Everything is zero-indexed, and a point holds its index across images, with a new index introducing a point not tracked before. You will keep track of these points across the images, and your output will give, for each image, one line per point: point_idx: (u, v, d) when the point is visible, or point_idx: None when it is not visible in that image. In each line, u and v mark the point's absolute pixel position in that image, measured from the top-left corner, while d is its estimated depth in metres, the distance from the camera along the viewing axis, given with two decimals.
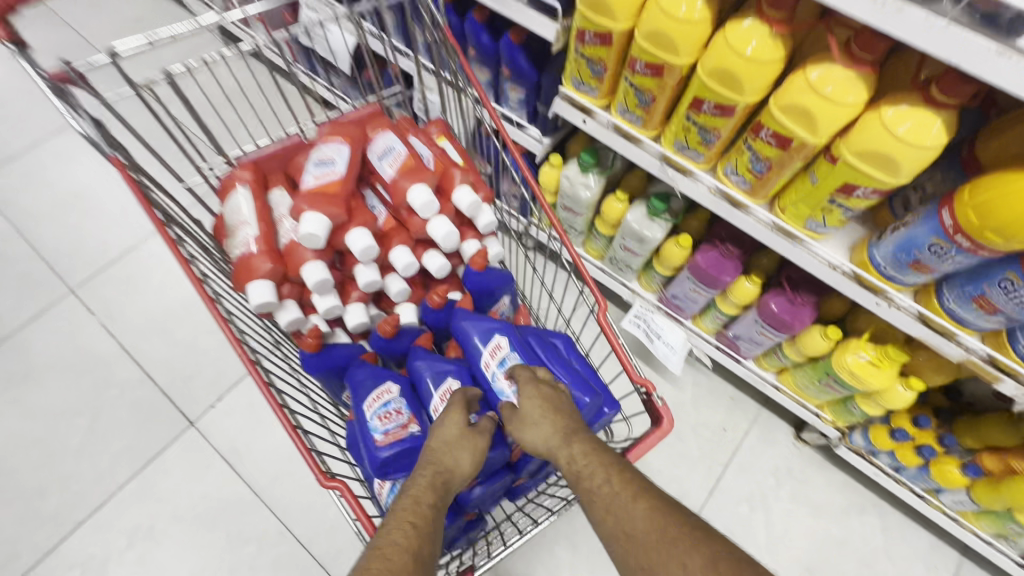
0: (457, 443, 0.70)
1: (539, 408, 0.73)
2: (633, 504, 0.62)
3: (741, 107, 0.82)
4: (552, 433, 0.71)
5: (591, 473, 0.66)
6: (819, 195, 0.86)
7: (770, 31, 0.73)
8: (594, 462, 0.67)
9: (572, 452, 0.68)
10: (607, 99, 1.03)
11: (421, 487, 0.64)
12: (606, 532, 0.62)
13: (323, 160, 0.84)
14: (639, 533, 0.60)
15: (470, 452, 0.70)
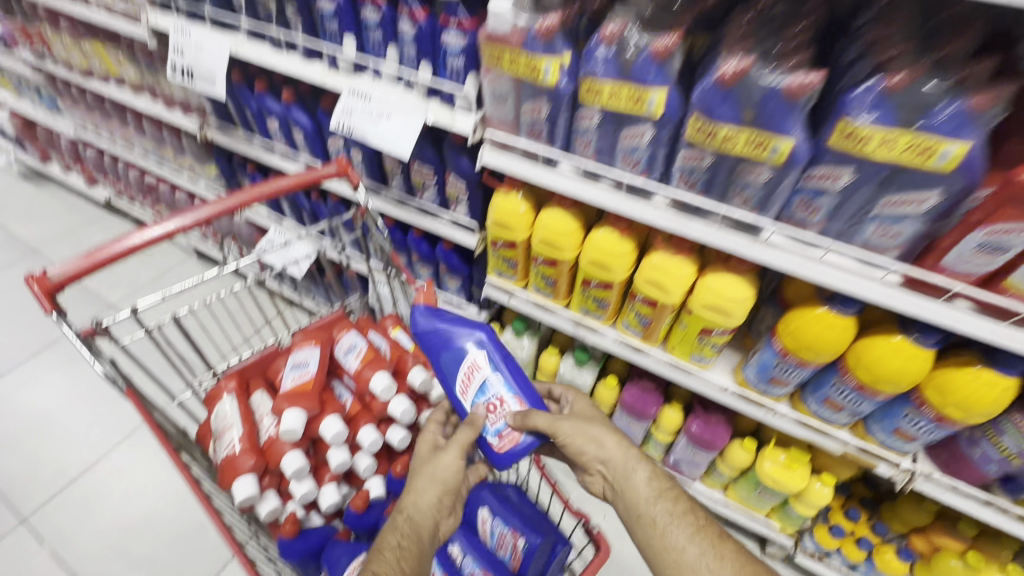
0: (432, 483, 0.88)
1: (609, 431, 0.97)
2: (713, 541, 0.82)
3: (617, 282, 1.12)
4: (624, 451, 0.94)
5: (661, 499, 0.88)
6: (692, 336, 1.11)
7: (621, 234, 1.06)
8: (654, 478, 0.91)
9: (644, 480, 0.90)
10: (524, 281, 1.32)
11: (405, 531, 0.83)
12: (663, 534, 0.83)
13: (298, 363, 1.03)
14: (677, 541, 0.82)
15: (444, 487, 0.89)
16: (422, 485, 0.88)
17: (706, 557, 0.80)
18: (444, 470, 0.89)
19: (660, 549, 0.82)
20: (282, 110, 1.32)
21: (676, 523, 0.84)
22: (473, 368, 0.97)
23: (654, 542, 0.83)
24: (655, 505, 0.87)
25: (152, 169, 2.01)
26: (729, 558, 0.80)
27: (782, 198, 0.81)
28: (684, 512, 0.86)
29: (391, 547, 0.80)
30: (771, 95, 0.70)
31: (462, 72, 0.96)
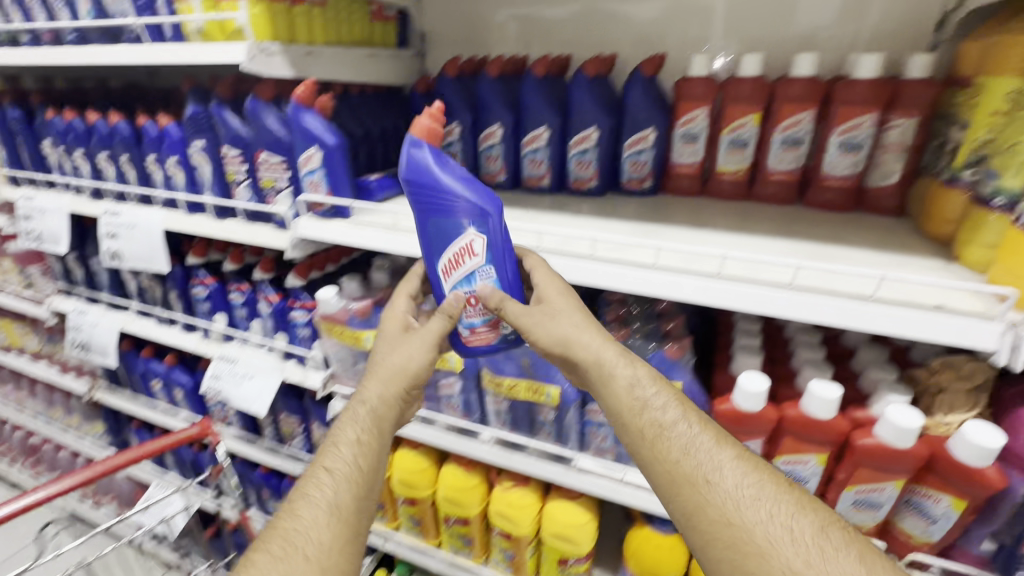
0: (392, 367, 0.79)
1: (580, 312, 0.72)
2: (718, 447, 0.64)
3: (474, 517, 1.13)
4: (607, 346, 0.70)
5: (653, 381, 0.69)
6: (554, 567, 1.09)
7: (468, 467, 1.11)
8: (654, 389, 0.68)
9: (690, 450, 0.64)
10: (396, 521, 1.28)
11: (362, 461, 0.75)
12: (701, 474, 0.62)
13: None
14: (726, 484, 0.61)
15: (410, 378, 0.79)
16: (385, 376, 0.79)
17: (706, 466, 0.63)
18: (402, 367, 0.79)
19: (698, 486, 0.62)
20: (165, 372, 1.41)
21: (695, 431, 0.65)
22: (465, 253, 0.75)
23: (654, 450, 0.65)
24: (645, 413, 0.67)
25: (38, 430, 1.95)
26: (730, 463, 0.63)
27: (575, 431, 0.92)
28: (698, 419, 0.67)
29: (342, 475, 0.73)
30: (533, 354, 0.87)
31: (309, 338, 1.12)
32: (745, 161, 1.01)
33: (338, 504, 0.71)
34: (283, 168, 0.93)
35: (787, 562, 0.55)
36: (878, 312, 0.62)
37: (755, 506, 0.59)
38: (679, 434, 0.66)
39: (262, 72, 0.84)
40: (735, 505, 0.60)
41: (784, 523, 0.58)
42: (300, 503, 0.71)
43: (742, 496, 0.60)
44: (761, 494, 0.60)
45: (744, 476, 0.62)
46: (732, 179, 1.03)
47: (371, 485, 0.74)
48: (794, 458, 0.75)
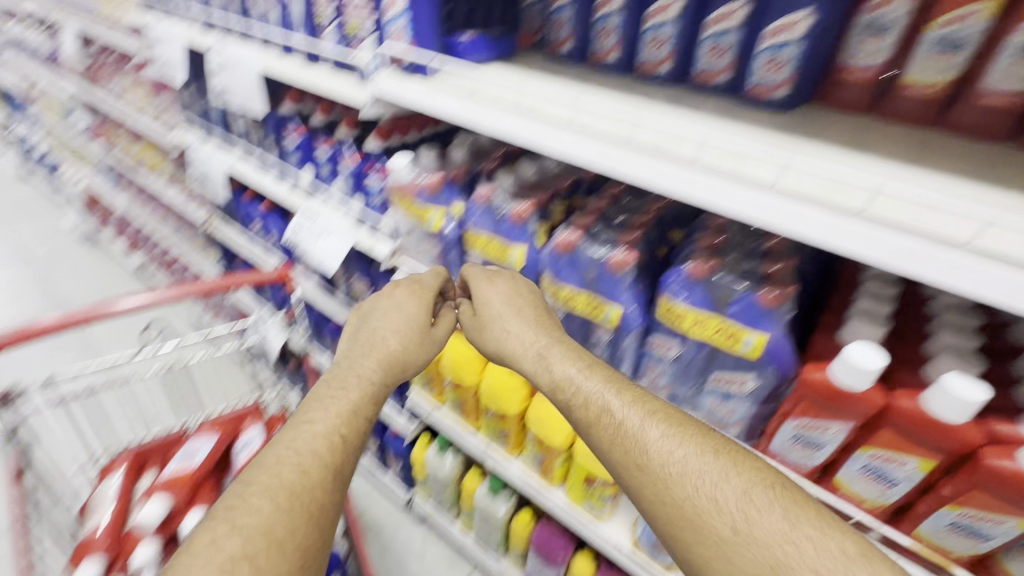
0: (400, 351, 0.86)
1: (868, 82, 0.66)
2: (649, 419, 0.63)
3: (513, 414, 1.12)
4: (534, 345, 0.76)
5: (572, 362, 0.72)
6: (581, 481, 1.07)
7: (514, 367, 1.09)
8: (581, 377, 0.70)
9: (615, 426, 0.64)
10: (442, 398, 1.34)
11: (365, 387, 0.78)
12: (631, 444, 0.62)
13: (188, 451, 1.08)
14: (654, 460, 0.60)
15: (416, 335, 0.89)
16: (397, 332, 0.87)
17: (635, 428, 0.62)
18: (415, 364, 0.87)
19: (629, 461, 0.61)
20: (261, 216, 1.51)
21: (626, 409, 0.65)
22: (787, 27, 0.74)
23: (594, 435, 0.66)
24: (563, 374, 0.71)
25: (170, 248, 2.26)
26: (657, 421, 0.62)
27: (630, 359, 0.83)
28: (619, 388, 0.68)
29: (332, 409, 0.73)
30: (600, 266, 0.77)
31: (382, 206, 1.09)
32: (952, 72, 0.71)
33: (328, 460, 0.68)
34: (369, 12, 0.87)
35: (721, 528, 0.53)
36: (973, 269, 0.46)
37: (682, 480, 0.57)
38: (608, 416, 0.65)
39: None
40: (666, 474, 0.58)
41: (720, 494, 0.55)
42: (290, 456, 0.66)
43: (670, 470, 0.58)
44: (688, 458, 0.59)
45: (668, 441, 0.60)
46: (922, 95, 0.76)
47: (357, 439, 0.73)
48: (887, 453, 0.61)
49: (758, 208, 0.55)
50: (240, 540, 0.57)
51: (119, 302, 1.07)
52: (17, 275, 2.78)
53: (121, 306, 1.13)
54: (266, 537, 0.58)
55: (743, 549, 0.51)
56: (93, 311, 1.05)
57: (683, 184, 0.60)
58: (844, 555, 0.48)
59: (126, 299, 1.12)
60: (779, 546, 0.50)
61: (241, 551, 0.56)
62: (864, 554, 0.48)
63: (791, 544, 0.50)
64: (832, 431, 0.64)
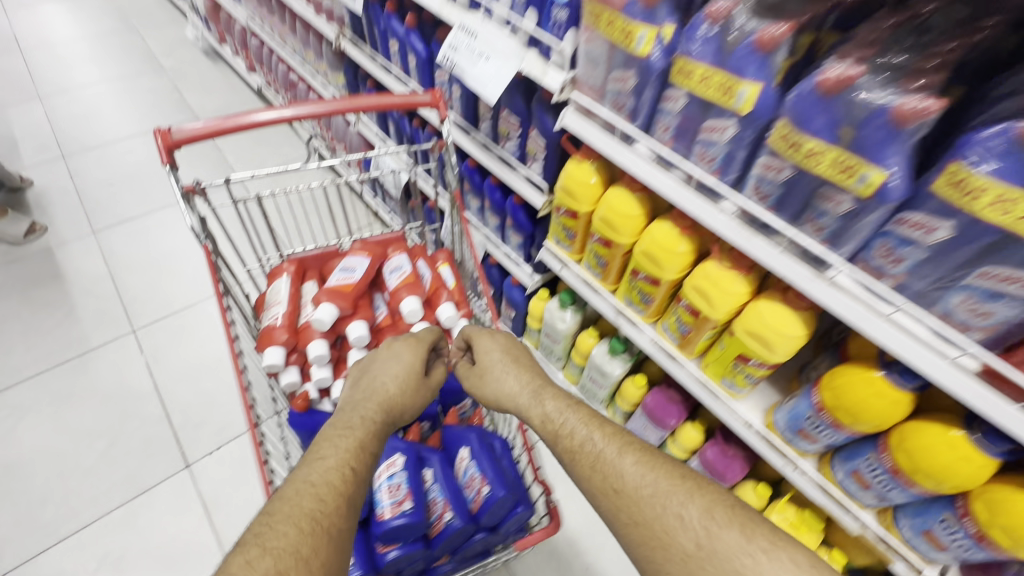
0: (400, 391, 0.86)
1: None
2: (620, 454, 0.74)
3: (665, 282, 1.07)
4: (524, 389, 0.88)
5: (559, 401, 0.84)
6: (728, 359, 1.04)
7: (681, 232, 1.00)
8: (567, 413, 0.82)
9: (584, 450, 0.76)
10: (579, 256, 1.31)
11: (369, 424, 0.78)
12: (606, 472, 0.72)
13: (347, 267, 1.12)
14: (629, 485, 0.70)
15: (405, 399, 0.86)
16: (391, 391, 0.85)
17: (613, 464, 0.73)
18: (402, 400, 0.86)
19: (607, 491, 0.71)
20: (403, 33, 1.38)
21: (592, 437, 0.77)
22: None
23: (575, 463, 0.76)
24: (558, 421, 0.82)
25: (294, 68, 2.22)
26: (629, 459, 0.73)
27: (861, 236, 0.71)
28: (588, 420, 0.80)
29: (341, 444, 0.73)
30: (873, 115, 0.61)
31: (565, 25, 0.94)
32: None
33: (350, 490, 0.67)
34: None
35: (682, 549, 0.64)
36: None
37: (651, 501, 0.68)
38: (584, 446, 0.77)
39: None
40: (639, 497, 0.69)
41: (685, 521, 0.66)
42: (325, 477, 0.67)
43: (642, 493, 0.69)
44: (652, 485, 0.70)
45: (641, 468, 0.72)
46: None
47: (368, 471, 0.72)
48: None
49: None
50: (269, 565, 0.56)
51: (266, 112, 1.04)
52: (152, 83, 2.90)
53: (267, 118, 1.10)
54: (295, 562, 0.57)
55: (710, 565, 0.62)
56: (253, 117, 1.02)
57: None
58: (793, 561, 0.60)
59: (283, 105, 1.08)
60: (742, 559, 0.61)
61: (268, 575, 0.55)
62: (797, 555, 0.61)
63: (748, 556, 0.61)
64: None
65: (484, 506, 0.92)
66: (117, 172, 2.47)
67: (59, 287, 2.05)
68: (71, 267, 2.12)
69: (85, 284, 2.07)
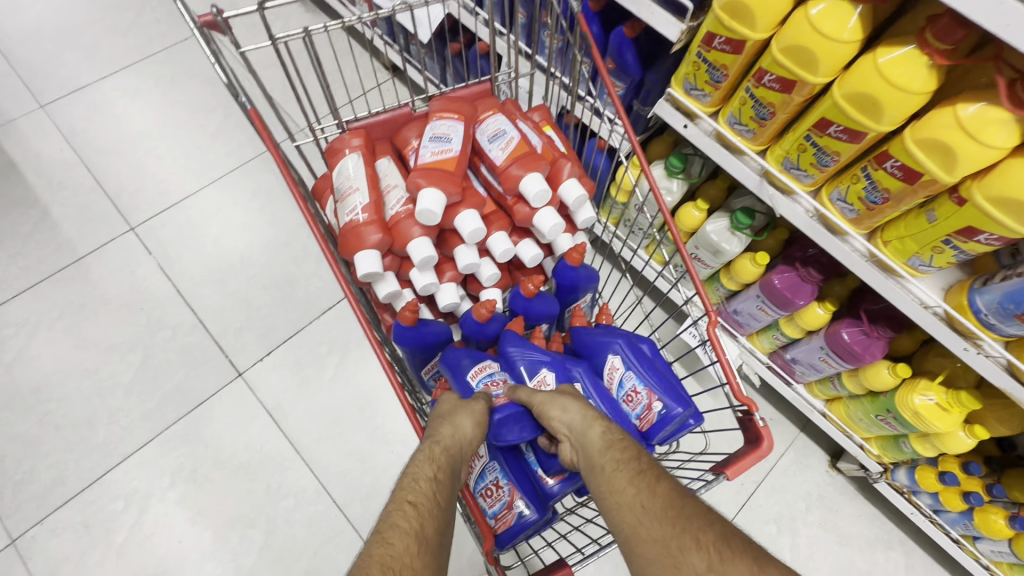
0: (460, 417, 0.72)
1: None
2: (654, 480, 0.63)
3: (870, 136, 0.81)
4: (577, 411, 0.72)
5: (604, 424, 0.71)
6: (936, 234, 0.83)
7: (924, 62, 0.71)
8: (604, 432, 0.70)
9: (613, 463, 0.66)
10: (716, 107, 1.01)
11: (441, 460, 0.66)
12: (629, 492, 0.62)
13: (438, 135, 0.83)
14: (657, 505, 0.60)
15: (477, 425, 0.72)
16: (451, 414, 0.72)
17: (649, 502, 0.61)
18: (470, 428, 0.72)
19: (624, 515, 0.61)
20: None
21: (621, 459, 0.66)
22: None
23: (599, 480, 0.66)
24: (597, 439, 0.69)
25: None
26: (659, 499, 0.61)
27: None
28: (621, 439, 0.69)
29: (411, 484, 0.63)
30: None
31: None
32: None
33: (425, 535, 0.57)
34: None
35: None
36: None
37: (672, 523, 0.59)
38: (615, 464, 0.66)
39: None
40: (667, 519, 0.59)
41: (698, 553, 0.56)
42: (396, 523, 0.57)
43: (668, 514, 0.59)
44: (673, 510, 0.60)
45: (668, 493, 0.62)
46: None
47: (442, 516, 0.61)
48: None
49: None
50: None
51: None
52: None
53: None
54: None
55: None
56: None
57: None
58: None
59: None
60: None
61: None
62: None
63: None
64: None
65: (657, 424, 0.80)
66: (45, 23, 1.91)
67: (22, 179, 1.68)
68: (29, 153, 1.72)
69: (53, 173, 1.70)
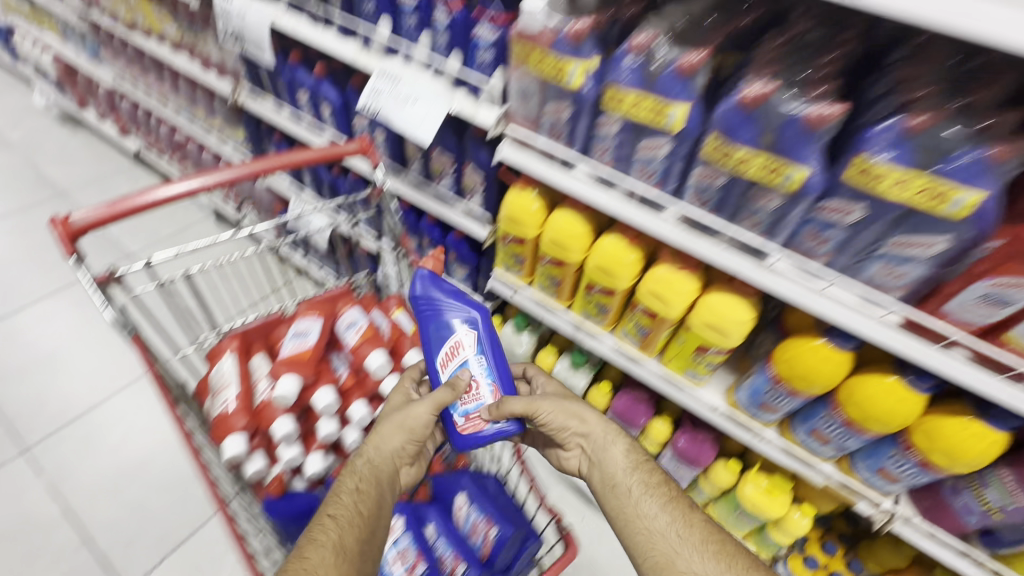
0: (391, 435, 0.89)
1: None
2: (691, 512, 0.87)
3: (620, 290, 1.12)
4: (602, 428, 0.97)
5: (630, 451, 0.95)
6: (688, 352, 1.12)
7: (629, 243, 1.06)
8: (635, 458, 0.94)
9: (641, 487, 0.89)
10: (529, 278, 1.34)
11: (368, 490, 0.83)
12: (658, 517, 0.85)
13: (299, 332, 1.05)
14: (688, 535, 0.83)
15: (408, 434, 0.90)
16: (387, 429, 0.90)
17: (677, 526, 0.84)
18: (397, 444, 0.89)
19: (652, 536, 0.83)
20: (313, 83, 1.34)
21: (647, 490, 0.89)
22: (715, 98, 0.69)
23: (628, 505, 0.87)
24: (620, 479, 0.91)
25: (181, 127, 2.05)
26: (685, 524, 0.84)
27: (793, 227, 0.80)
28: (649, 471, 0.93)
29: (339, 504, 0.80)
30: (790, 123, 0.70)
31: (491, 65, 0.97)
32: None
33: (343, 543, 0.74)
34: None
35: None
36: None
37: (701, 553, 0.80)
38: (642, 489, 0.89)
39: None
40: (703, 544, 0.81)
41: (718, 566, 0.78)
42: (314, 537, 0.74)
43: (700, 540, 0.82)
44: (703, 539, 0.82)
45: (684, 526, 0.84)
46: None
47: (366, 526, 0.78)
48: None
49: None
50: None
51: (168, 190, 0.94)
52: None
53: (173, 190, 1.00)
54: None
55: None
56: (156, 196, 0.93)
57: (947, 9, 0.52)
58: None
59: (197, 175, 1.00)
60: None
61: None
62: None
63: None
64: None
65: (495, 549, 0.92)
66: None
67: None
68: None
69: None
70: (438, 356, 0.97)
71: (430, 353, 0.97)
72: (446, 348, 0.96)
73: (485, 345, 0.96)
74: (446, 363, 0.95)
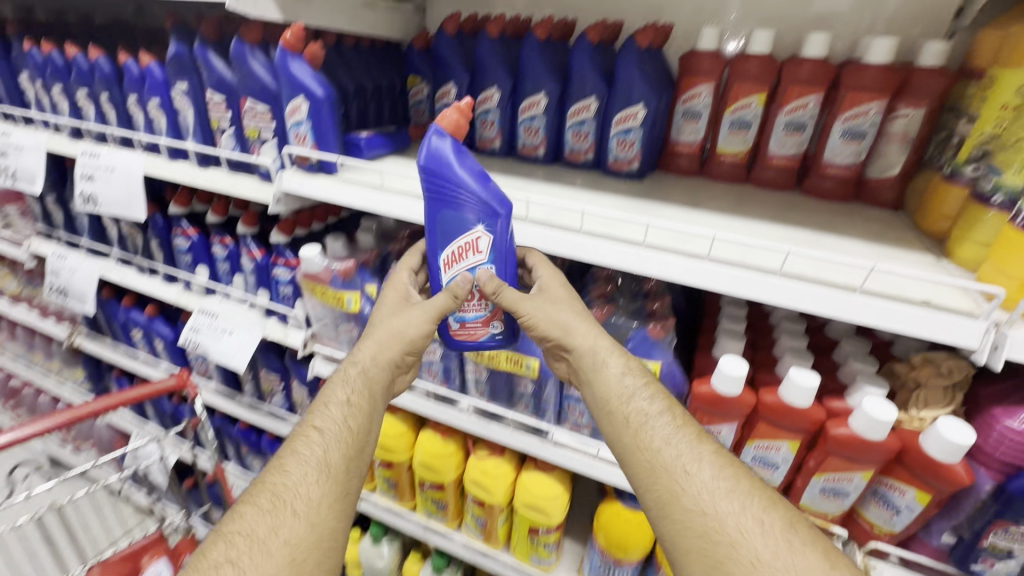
0: (368, 363, 0.79)
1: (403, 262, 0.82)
2: (700, 443, 0.69)
3: (449, 483, 1.14)
4: (615, 356, 0.74)
5: (642, 378, 0.74)
6: (525, 535, 1.11)
7: (446, 435, 1.10)
8: (643, 388, 0.73)
9: (648, 428, 0.70)
10: (372, 483, 1.31)
11: (345, 422, 0.76)
12: (665, 452, 0.68)
13: None
14: (695, 483, 0.65)
15: (404, 345, 0.80)
16: (381, 339, 0.80)
17: (686, 458, 0.67)
18: (382, 363, 0.80)
19: (659, 469, 0.68)
20: (144, 322, 1.39)
21: (670, 430, 0.69)
22: (471, 248, 0.74)
23: (632, 438, 0.71)
24: (631, 402, 0.72)
25: (15, 374, 1.94)
26: (708, 460, 0.66)
27: (553, 404, 0.91)
28: (677, 417, 0.71)
29: (303, 446, 0.74)
30: (516, 325, 0.86)
31: (292, 296, 1.10)
32: (746, 144, 0.98)
33: (327, 462, 0.72)
34: (269, 119, 0.90)
35: (749, 553, 0.58)
36: (790, 288, 0.63)
37: (730, 498, 0.63)
38: (655, 420, 0.70)
39: (247, 13, 0.79)
40: (715, 488, 0.64)
41: (729, 508, 0.62)
42: (288, 459, 0.73)
43: (714, 488, 0.64)
44: (712, 477, 0.65)
45: (706, 470, 0.66)
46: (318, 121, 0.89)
47: (335, 460, 0.73)
48: (768, 443, 0.75)
49: (637, 259, 0.68)
50: (235, 551, 0.63)
51: None
52: None
53: None
54: (248, 538, 0.65)
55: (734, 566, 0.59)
56: None
57: (564, 246, 0.72)
58: None
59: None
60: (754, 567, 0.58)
61: (231, 559, 0.62)
62: None
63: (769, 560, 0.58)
64: (724, 433, 0.77)
65: None
66: None
67: None
68: None
69: None
70: (444, 251, 0.76)
71: (434, 246, 0.77)
72: (455, 246, 0.75)
73: (499, 248, 0.74)
74: (453, 262, 0.76)
